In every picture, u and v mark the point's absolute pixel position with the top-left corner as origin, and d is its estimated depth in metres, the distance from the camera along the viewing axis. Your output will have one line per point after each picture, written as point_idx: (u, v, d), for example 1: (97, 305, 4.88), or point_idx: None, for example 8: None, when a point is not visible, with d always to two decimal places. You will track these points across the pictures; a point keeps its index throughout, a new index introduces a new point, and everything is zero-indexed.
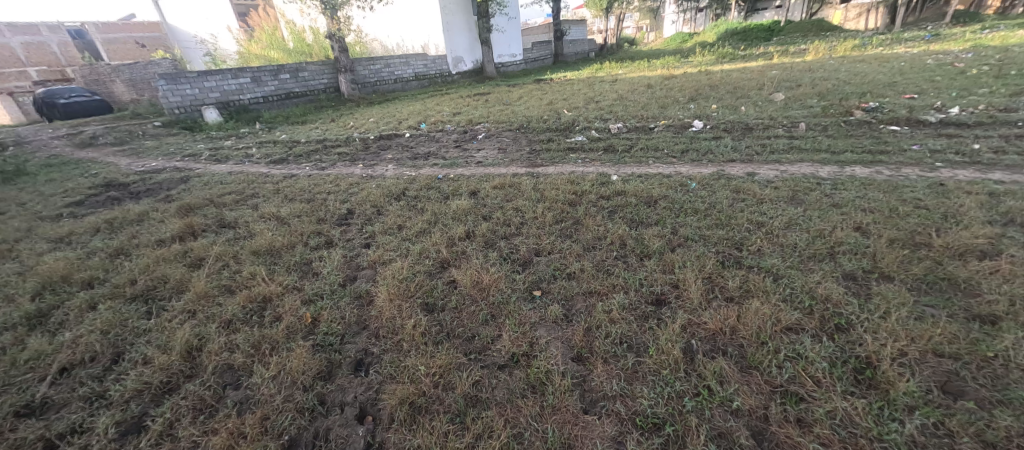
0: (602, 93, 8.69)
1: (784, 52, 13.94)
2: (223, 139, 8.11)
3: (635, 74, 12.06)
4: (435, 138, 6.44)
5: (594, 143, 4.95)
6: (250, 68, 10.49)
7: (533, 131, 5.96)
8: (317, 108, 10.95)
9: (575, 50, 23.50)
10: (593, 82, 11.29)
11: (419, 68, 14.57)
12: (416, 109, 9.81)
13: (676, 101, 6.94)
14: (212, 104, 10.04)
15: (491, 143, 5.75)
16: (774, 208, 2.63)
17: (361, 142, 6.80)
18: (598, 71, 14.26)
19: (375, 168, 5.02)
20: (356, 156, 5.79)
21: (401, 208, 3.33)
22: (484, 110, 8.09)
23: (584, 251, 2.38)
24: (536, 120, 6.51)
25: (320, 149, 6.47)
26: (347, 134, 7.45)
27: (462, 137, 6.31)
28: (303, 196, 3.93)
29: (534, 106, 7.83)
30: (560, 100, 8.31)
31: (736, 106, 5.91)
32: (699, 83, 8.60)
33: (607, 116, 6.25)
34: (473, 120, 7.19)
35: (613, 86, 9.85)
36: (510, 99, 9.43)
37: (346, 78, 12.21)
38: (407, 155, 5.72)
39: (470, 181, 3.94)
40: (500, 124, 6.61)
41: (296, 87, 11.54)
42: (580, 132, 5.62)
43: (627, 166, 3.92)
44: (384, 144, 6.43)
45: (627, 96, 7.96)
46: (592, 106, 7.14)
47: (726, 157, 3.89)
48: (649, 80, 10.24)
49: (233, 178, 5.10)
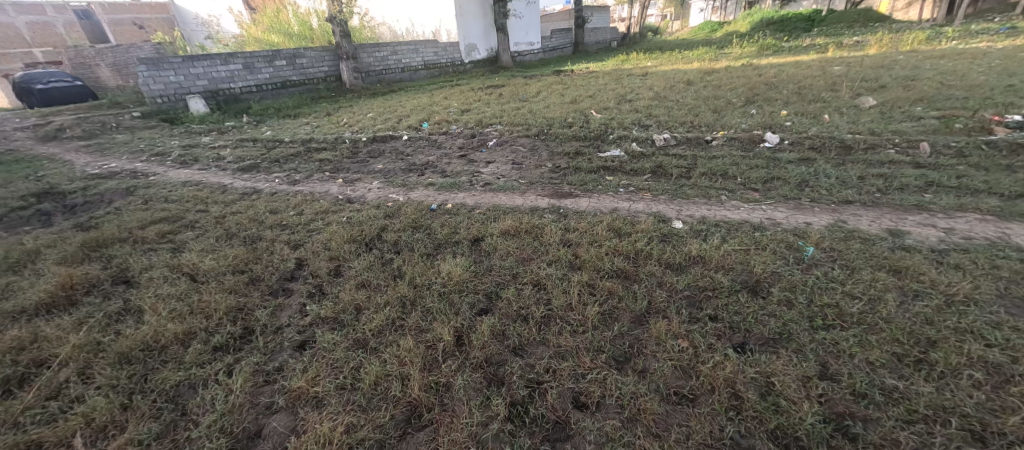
0: (634, 90, 7.47)
1: (838, 44, 12.32)
2: (203, 135, 7.20)
3: (668, 68, 10.72)
4: (437, 144, 5.36)
5: (637, 161, 3.83)
6: (242, 53, 9.51)
7: (556, 139, 4.84)
8: (314, 100, 9.96)
9: (596, 38, 21.93)
10: (621, 76, 9.98)
11: (428, 56, 13.41)
12: (422, 104, 8.75)
13: (729, 102, 5.71)
14: (200, 93, 9.13)
15: (503, 153, 4.67)
16: (991, 325, 1.51)
17: (351, 144, 5.77)
18: (624, 63, 12.92)
19: (356, 185, 3.98)
20: (340, 165, 4.78)
21: (369, 269, 2.29)
22: (496, 108, 6.97)
23: (666, 411, 1.31)
24: (558, 125, 5.37)
25: (302, 153, 5.47)
26: (338, 133, 6.45)
27: (470, 143, 5.22)
28: (247, 232, 2.93)
29: (555, 104, 6.66)
30: (585, 98, 7.11)
31: (814, 113, 4.68)
32: (751, 81, 7.28)
33: (647, 121, 5.08)
34: (484, 121, 6.09)
35: (645, 82, 8.55)
36: (527, 94, 8.28)
37: (348, 65, 11.14)
38: (400, 166, 4.67)
39: (472, 218, 2.87)
40: (515, 128, 5.50)
41: (293, 75, 10.56)
42: (615, 143, 4.48)
43: (693, 204, 2.80)
44: (376, 149, 5.39)
45: (666, 95, 6.71)
46: (626, 108, 5.94)
47: (836, 196, 2.73)
48: (688, 74, 8.90)
49: (184, 192, 4.13)
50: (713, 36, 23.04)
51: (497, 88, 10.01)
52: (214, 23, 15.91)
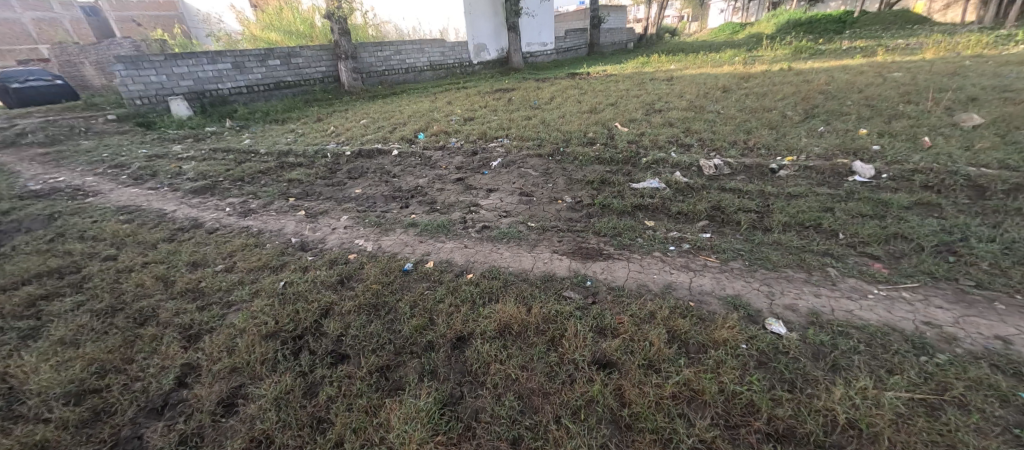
0: (663, 98, 6.53)
1: (884, 47, 11.15)
2: (176, 143, 6.46)
3: (696, 72, 9.71)
4: (431, 161, 4.49)
5: (685, 199, 2.90)
6: (231, 51, 8.81)
7: (574, 160, 3.94)
8: (308, 103, 9.21)
9: (612, 39, 20.93)
10: (643, 81, 9.02)
11: (434, 56, 12.61)
12: (423, 109, 7.91)
13: (784, 115, 4.72)
14: (183, 94, 8.43)
15: (510, 177, 3.78)
16: None
17: (332, 159, 4.94)
18: (645, 66, 11.93)
19: (319, 220, 3.12)
20: (310, 189, 3.95)
21: (279, 404, 1.41)
22: (504, 118, 6.09)
23: None
24: (575, 141, 4.48)
25: (274, 169, 4.65)
26: (322, 144, 5.64)
27: (470, 162, 4.34)
28: (141, 305, 2.07)
29: (571, 115, 5.75)
30: (606, 106, 6.19)
31: (905, 133, 3.68)
32: (800, 89, 6.26)
33: (685, 139, 4.15)
34: (488, 133, 5.22)
35: (672, 88, 7.57)
36: (539, 101, 7.38)
37: (347, 66, 10.39)
38: (382, 192, 3.81)
39: (459, 293, 1.98)
40: (525, 143, 4.62)
41: (287, 75, 9.83)
42: (651, 168, 3.55)
43: (788, 283, 1.87)
44: (359, 166, 4.54)
45: (701, 105, 5.75)
46: (656, 120, 5.01)
47: (1020, 280, 1.77)
48: (721, 79, 7.89)
49: (109, 222, 3.32)
50: (736, 38, 21.87)
51: (505, 93, 9.12)
52: (214, 21, 15.34)
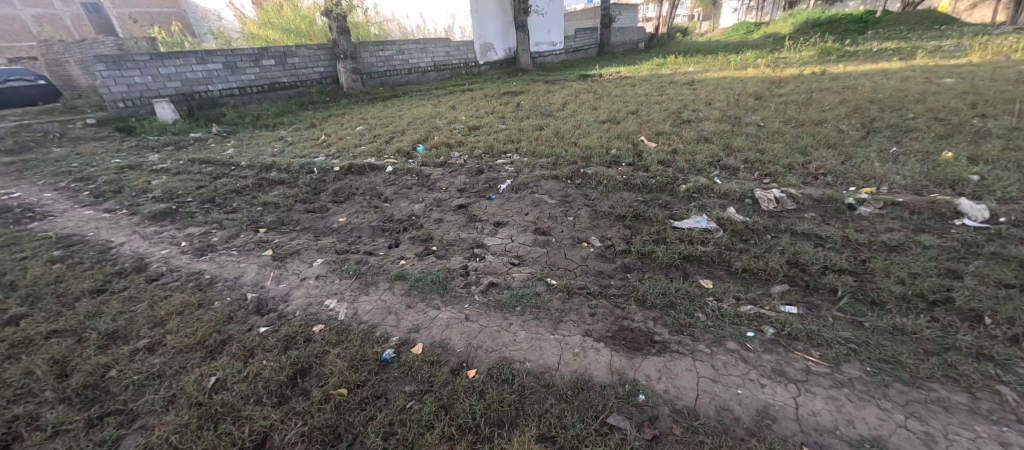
0: (689, 106, 5.89)
1: (921, 49, 10.35)
2: (155, 151, 5.93)
3: (718, 75, 9.04)
4: (429, 181, 3.89)
5: (747, 246, 2.28)
6: (222, 50, 8.30)
7: (597, 186, 3.32)
8: (303, 106, 8.66)
9: (623, 39, 20.22)
10: (662, 86, 8.36)
11: (439, 56, 12.02)
12: (424, 114, 7.33)
13: (840, 130, 4.06)
14: (170, 96, 7.92)
15: (521, 206, 3.18)
16: None
17: (318, 175, 4.36)
18: (661, 67, 11.26)
19: (288, 262, 2.54)
20: (287, 215, 3.36)
21: None
22: (513, 127, 5.49)
23: None
24: (596, 159, 3.86)
25: (251, 187, 4.09)
26: (311, 156, 5.08)
27: (474, 183, 3.73)
28: (13, 414, 1.49)
29: (589, 125, 5.14)
30: (626, 116, 5.56)
31: (1004, 158, 3.02)
32: (846, 96, 5.58)
33: (729, 161, 3.52)
34: (495, 146, 4.63)
35: (696, 94, 6.91)
36: (551, 107, 6.77)
37: (346, 66, 9.82)
38: (370, 221, 3.21)
39: (456, 415, 1.37)
40: (538, 161, 4.01)
41: (283, 76, 9.29)
42: (694, 199, 2.92)
43: (950, 417, 1.23)
44: (347, 186, 3.96)
45: (735, 114, 5.11)
46: (687, 134, 4.38)
47: None
48: (750, 85, 7.21)
49: (39, 259, 2.77)
50: (752, 38, 21.06)
51: (514, 97, 8.51)
52: (215, 19, 14.92)
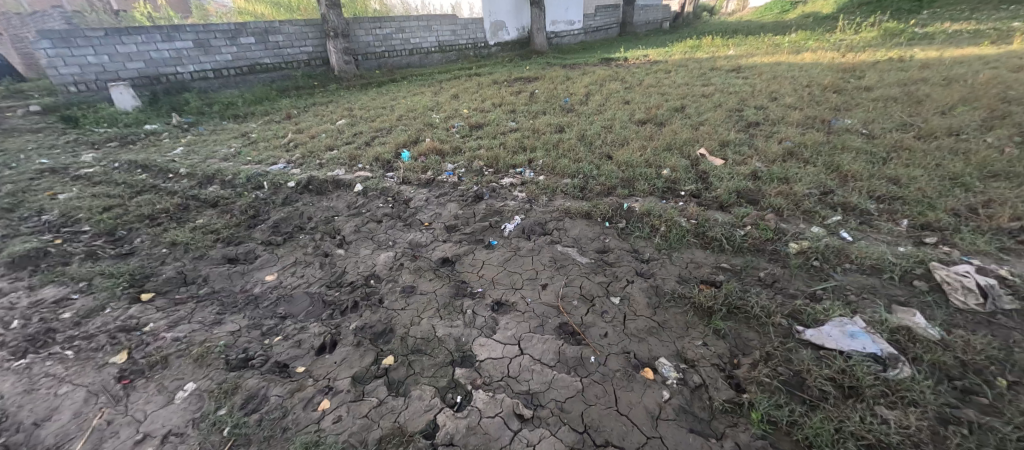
0: (748, 101, 4.66)
1: (1014, 31, 8.70)
2: (94, 148, 4.94)
3: (769, 60, 7.65)
4: (408, 210, 2.81)
5: (982, 418, 1.16)
6: (191, 26, 7.22)
7: (651, 235, 2.20)
8: (286, 92, 7.58)
9: (648, 18, 18.48)
10: (703, 73, 7.03)
11: (444, 36, 10.73)
12: (421, 104, 6.20)
13: (996, 146, 2.83)
14: (131, 79, 6.90)
15: (536, 269, 2.07)
16: None
17: (267, 192, 3.31)
18: (696, 51, 9.82)
19: (140, 385, 1.51)
20: (194, 267, 2.31)
21: None
22: (526, 127, 4.34)
23: None
24: (642, 185, 2.73)
25: (172, 210, 3.06)
26: (268, 161, 4.02)
27: (469, 218, 2.64)
28: None
29: (624, 128, 3.96)
30: (670, 114, 4.35)
31: None
32: (961, 92, 4.27)
33: (849, 196, 2.35)
34: (502, 155, 3.51)
35: (751, 85, 5.61)
36: (572, 99, 5.58)
37: (337, 46, 8.66)
38: (309, 284, 2.16)
39: None
40: (559, 184, 2.89)
41: (264, 57, 8.19)
42: (819, 275, 1.79)
43: None
44: (298, 212, 2.90)
45: (819, 114, 3.87)
46: (764, 145, 3.20)
47: None
48: (818, 74, 5.88)
49: None
50: (790, 17, 19.09)
51: (526, 86, 7.27)
52: None
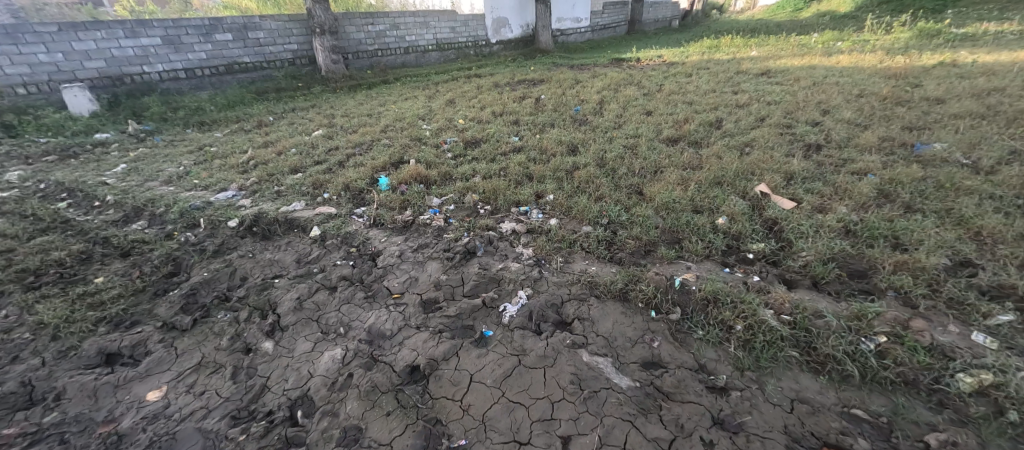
0: (796, 115, 3.91)
1: None
2: (25, 163, 4.21)
3: (802, 63, 6.88)
4: (373, 272, 2.08)
5: None
6: (159, 20, 6.51)
7: (724, 338, 1.46)
8: (265, 95, 6.84)
9: (657, 16, 17.67)
10: (730, 77, 6.26)
11: (442, 33, 9.99)
12: (412, 111, 5.46)
13: None
14: (90, 80, 6.18)
15: (551, 401, 1.33)
16: None
17: (202, 235, 2.58)
18: (716, 51, 9.04)
19: None
20: (52, 371, 1.58)
21: None
22: (532, 146, 3.61)
23: None
24: (693, 243, 1.99)
25: (69, 261, 2.33)
26: (218, 185, 3.29)
27: (456, 290, 1.91)
28: None
29: (652, 151, 3.23)
30: (705, 132, 3.62)
31: None
32: None
33: (1005, 274, 1.61)
34: (502, 186, 2.79)
35: (791, 94, 4.87)
36: (584, 109, 4.84)
37: (324, 43, 7.93)
38: (208, 410, 1.42)
39: None
40: (577, 237, 2.16)
41: (243, 55, 7.46)
42: None
43: None
44: (228, 270, 2.17)
45: (896, 135, 3.12)
46: (844, 181, 2.46)
47: None
48: (865, 82, 5.13)
49: None
50: (804, 16, 18.23)
51: (531, 90, 6.53)
52: None
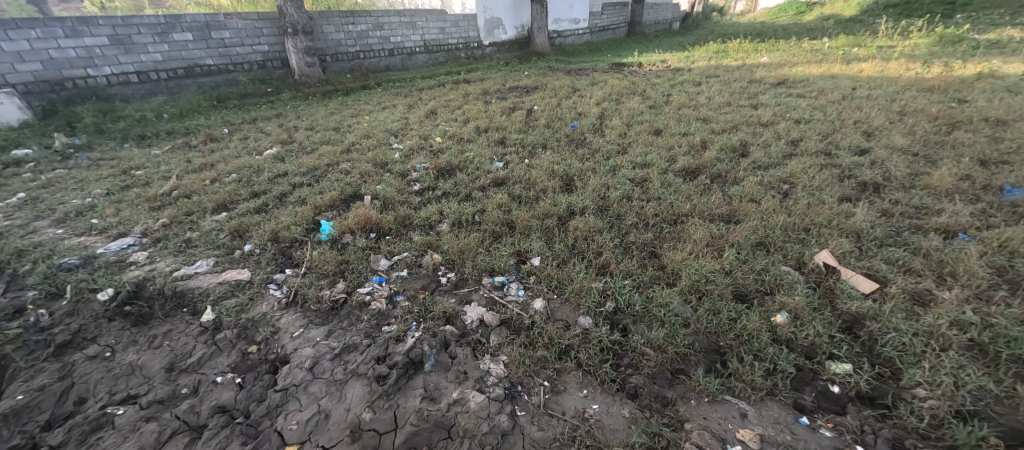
0: (835, 140, 3.28)
1: None
2: None
3: (821, 71, 6.27)
4: (265, 399, 1.38)
5: None
6: (105, 18, 5.77)
7: None
8: (226, 103, 6.13)
9: (657, 18, 17.07)
10: (743, 88, 5.61)
11: (430, 34, 9.30)
12: (386, 124, 4.79)
13: None
14: (23, 85, 5.42)
15: None
16: None
17: (58, 314, 1.87)
18: (724, 57, 8.41)
19: None
20: None
21: None
22: (517, 177, 2.94)
23: None
24: (746, 365, 1.33)
25: None
26: (118, 229, 2.58)
27: (382, 442, 1.22)
28: None
29: (667, 190, 2.57)
30: (730, 162, 2.97)
31: None
32: None
33: None
34: (473, 242, 2.11)
35: (820, 109, 4.23)
36: (583, 125, 4.18)
37: (297, 44, 7.22)
38: None
39: None
40: (570, 341, 1.49)
41: (205, 57, 6.74)
42: None
43: None
44: (60, 387, 1.47)
45: (973, 172, 2.49)
46: (934, 248, 1.81)
47: None
48: (901, 96, 4.49)
49: None
50: (808, 19, 17.67)
51: (524, 99, 5.87)
52: None
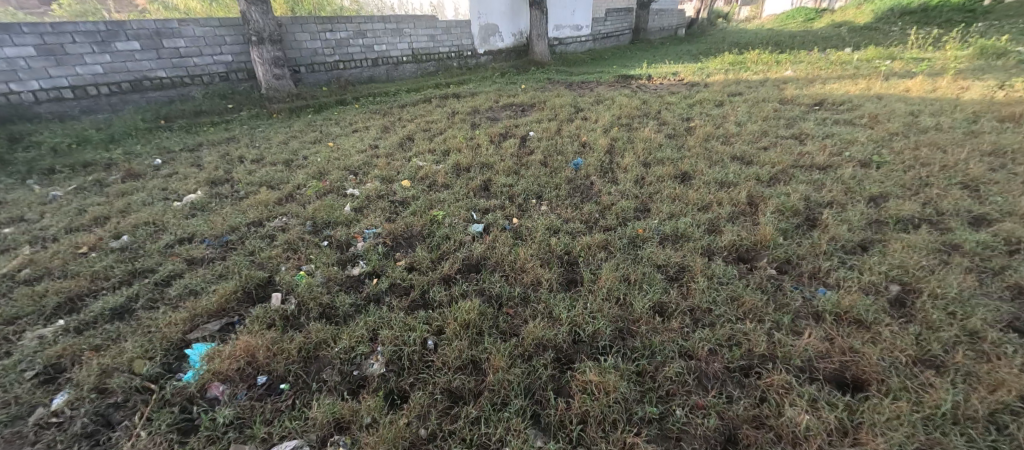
0: (933, 200, 2.41)
1: None
2: None
3: (862, 90, 5.40)
4: None
5: None
6: (29, 25, 4.92)
7: None
8: (174, 123, 5.29)
9: (663, 25, 16.25)
10: (776, 111, 4.75)
11: (419, 41, 8.48)
12: (349, 156, 3.93)
13: None
14: None
15: None
16: None
17: None
18: (742, 69, 7.56)
19: None
20: None
21: None
22: (499, 259, 2.07)
23: None
24: None
25: None
26: None
27: None
28: None
29: (723, 298, 1.69)
30: (800, 238, 2.10)
31: None
32: None
33: None
34: (410, 423, 1.24)
35: (886, 145, 3.38)
36: (589, 163, 3.32)
37: (263, 54, 6.37)
38: None
39: None
40: None
41: (156, 69, 5.91)
42: None
43: None
44: None
45: None
46: None
47: None
48: (981, 127, 3.63)
49: None
50: (817, 26, 16.84)
51: (518, 120, 5.02)
52: None
